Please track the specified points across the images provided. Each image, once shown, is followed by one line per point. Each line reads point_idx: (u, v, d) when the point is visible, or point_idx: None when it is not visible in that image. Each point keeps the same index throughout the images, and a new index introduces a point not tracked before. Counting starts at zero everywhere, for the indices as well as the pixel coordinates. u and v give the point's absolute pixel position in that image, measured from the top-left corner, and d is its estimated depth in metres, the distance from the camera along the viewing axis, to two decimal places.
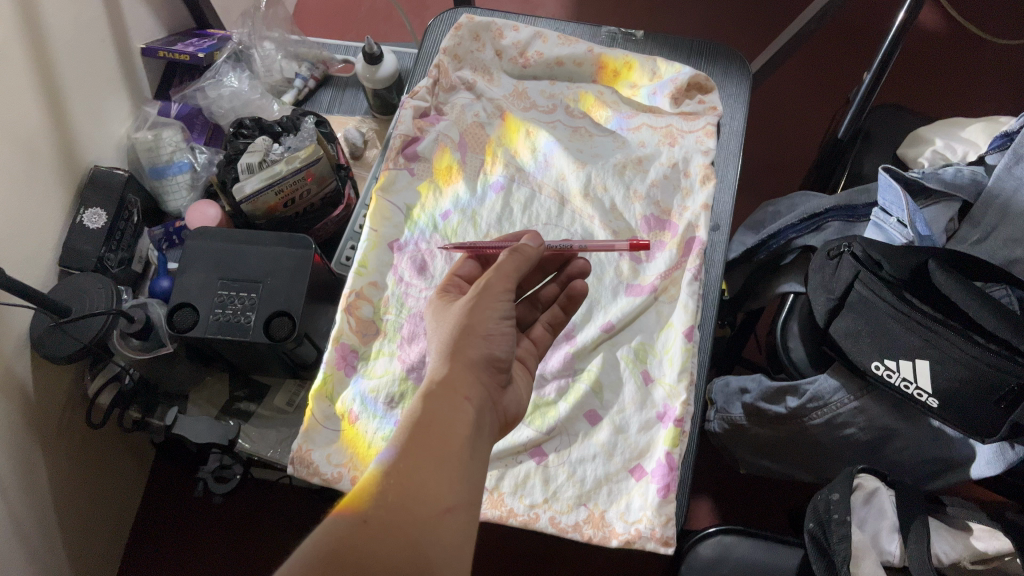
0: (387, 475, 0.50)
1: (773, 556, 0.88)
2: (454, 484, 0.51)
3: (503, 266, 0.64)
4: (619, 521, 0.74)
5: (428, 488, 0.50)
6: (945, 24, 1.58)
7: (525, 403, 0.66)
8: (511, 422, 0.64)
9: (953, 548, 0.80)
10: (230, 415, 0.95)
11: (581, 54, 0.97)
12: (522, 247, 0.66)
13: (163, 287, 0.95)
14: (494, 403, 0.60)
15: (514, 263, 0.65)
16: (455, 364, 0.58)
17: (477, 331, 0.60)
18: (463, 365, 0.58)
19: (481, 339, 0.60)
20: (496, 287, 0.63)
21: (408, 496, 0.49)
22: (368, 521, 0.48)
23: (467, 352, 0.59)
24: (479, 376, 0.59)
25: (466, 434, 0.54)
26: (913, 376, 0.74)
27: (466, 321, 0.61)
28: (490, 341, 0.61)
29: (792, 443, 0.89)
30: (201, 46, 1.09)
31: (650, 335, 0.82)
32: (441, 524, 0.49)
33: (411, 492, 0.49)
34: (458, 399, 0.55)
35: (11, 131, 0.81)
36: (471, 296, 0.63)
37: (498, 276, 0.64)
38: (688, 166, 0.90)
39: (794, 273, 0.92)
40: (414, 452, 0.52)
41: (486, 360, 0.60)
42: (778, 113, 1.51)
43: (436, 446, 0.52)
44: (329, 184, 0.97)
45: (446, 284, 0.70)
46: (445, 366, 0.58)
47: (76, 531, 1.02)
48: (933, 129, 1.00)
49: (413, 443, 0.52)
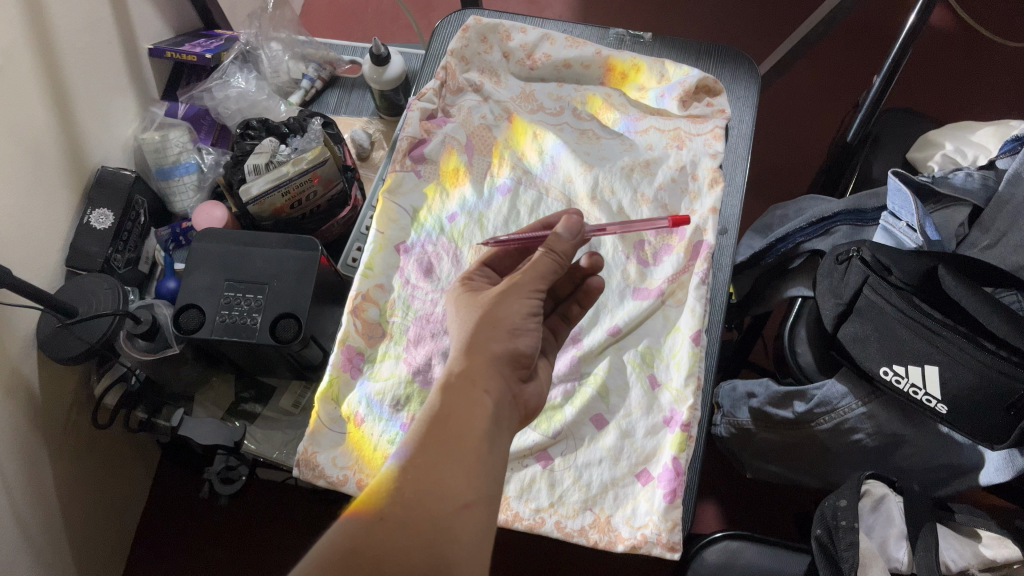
0: (405, 471, 0.50)
1: (779, 562, 0.87)
2: (471, 479, 0.51)
3: (537, 266, 0.63)
4: (625, 526, 0.73)
5: (446, 483, 0.50)
6: (956, 26, 1.57)
7: (547, 395, 0.66)
8: (532, 414, 0.64)
9: (961, 555, 0.79)
10: (236, 417, 0.96)
11: (589, 56, 0.97)
12: (556, 246, 0.64)
13: (169, 289, 0.96)
14: (513, 395, 0.60)
15: (550, 264, 0.63)
16: (472, 358, 0.57)
17: (501, 324, 0.60)
18: (483, 359, 0.57)
19: (505, 334, 0.60)
20: (524, 283, 0.62)
21: (424, 493, 0.49)
22: (384, 518, 0.48)
23: (489, 346, 0.58)
24: (500, 369, 0.58)
25: (483, 428, 0.53)
26: (922, 382, 0.73)
27: (491, 312, 0.60)
28: (515, 338, 0.60)
29: (800, 448, 0.89)
30: (208, 47, 1.09)
31: (657, 339, 0.81)
32: (457, 520, 0.49)
33: (426, 489, 0.49)
34: (476, 393, 0.55)
35: (18, 132, 0.81)
36: (502, 287, 0.62)
37: (531, 276, 0.62)
38: (695, 170, 0.89)
39: (801, 277, 0.92)
40: (430, 448, 0.52)
41: (509, 355, 0.59)
42: (786, 115, 1.51)
43: (452, 441, 0.52)
44: (335, 186, 0.96)
45: (472, 272, 0.69)
46: (463, 361, 0.57)
47: (82, 531, 1.02)
48: (944, 132, 0.99)
49: (429, 438, 0.52)
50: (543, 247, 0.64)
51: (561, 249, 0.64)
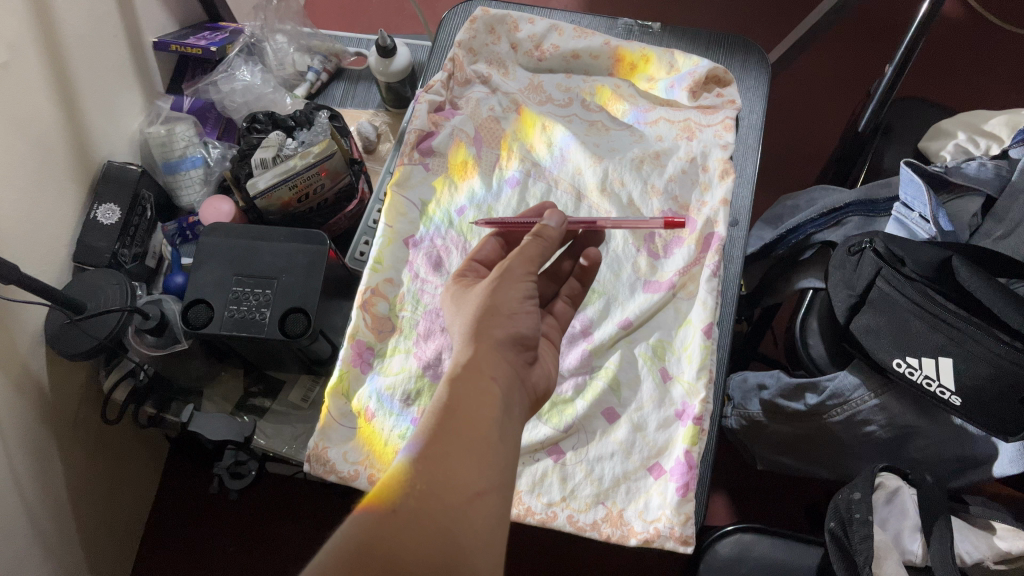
0: (417, 461, 0.50)
1: (792, 555, 0.87)
2: (483, 468, 0.50)
3: (525, 250, 0.64)
4: (638, 520, 0.73)
5: (457, 473, 0.49)
6: (967, 14, 1.55)
7: (554, 377, 0.66)
8: (542, 397, 0.64)
9: (975, 547, 0.79)
10: (245, 411, 0.96)
11: (598, 47, 0.96)
12: (544, 232, 0.66)
13: (177, 284, 0.95)
14: (522, 377, 0.59)
15: (536, 248, 0.65)
16: (478, 345, 0.57)
17: (501, 311, 0.60)
18: (486, 347, 0.57)
19: (505, 319, 0.60)
20: (517, 270, 0.63)
21: (436, 483, 0.49)
22: (396, 510, 0.47)
23: (491, 332, 0.58)
24: (504, 355, 0.58)
25: (493, 416, 0.53)
26: (936, 374, 0.73)
27: (489, 300, 0.60)
28: (515, 320, 0.60)
29: (813, 441, 0.89)
30: (213, 40, 1.08)
31: (669, 332, 0.81)
32: (471, 510, 0.48)
33: (437, 479, 0.49)
34: (483, 380, 0.55)
35: (24, 127, 0.81)
36: (493, 277, 0.62)
37: (519, 261, 0.64)
38: (706, 161, 0.88)
39: (812, 268, 0.90)
40: (441, 437, 0.51)
41: (511, 338, 0.59)
42: (795, 106, 1.50)
43: (462, 430, 0.51)
44: (343, 179, 0.96)
45: (463, 269, 0.69)
46: (469, 349, 0.57)
47: (94, 526, 1.03)
48: (956, 121, 0.98)
49: (439, 430, 0.52)
50: (530, 233, 0.66)
51: (548, 234, 0.67)
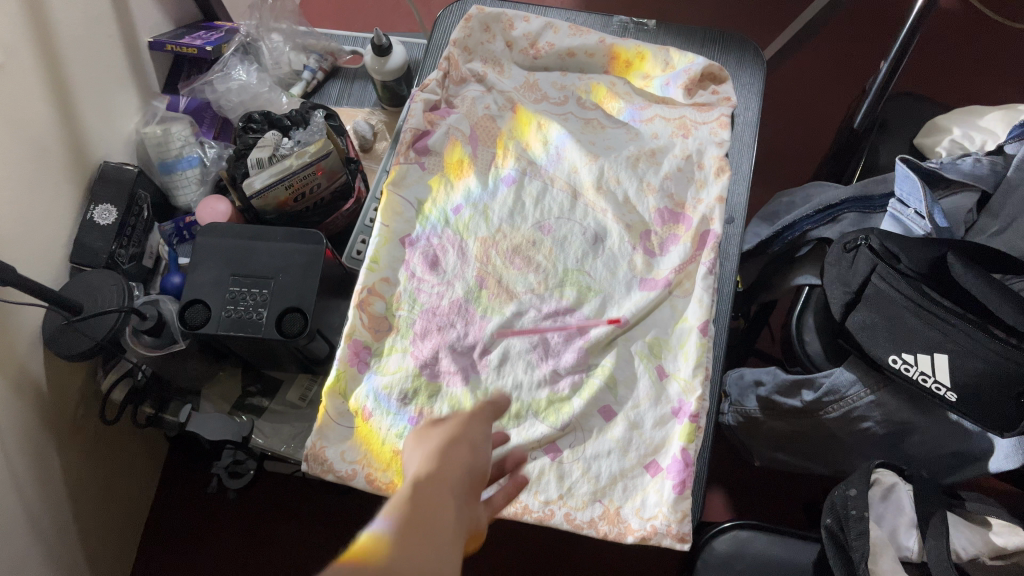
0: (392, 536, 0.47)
1: (789, 551, 0.87)
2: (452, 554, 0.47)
3: (479, 413, 0.59)
4: (635, 518, 0.73)
5: (426, 554, 0.46)
6: (963, 8, 1.55)
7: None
8: None
9: (971, 543, 0.79)
10: (243, 411, 0.97)
11: (593, 45, 0.96)
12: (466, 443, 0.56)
13: (174, 284, 0.95)
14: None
15: (485, 418, 0.60)
16: (450, 436, 0.56)
17: (466, 423, 0.57)
18: (458, 440, 0.56)
19: (471, 442, 0.56)
20: (473, 431, 0.58)
21: (409, 559, 0.45)
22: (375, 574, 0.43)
23: (463, 432, 0.57)
24: (473, 446, 0.56)
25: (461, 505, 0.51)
26: (931, 370, 0.72)
27: (457, 419, 0.58)
28: (483, 441, 0.57)
29: (809, 437, 0.89)
30: (209, 39, 1.08)
31: (665, 330, 0.81)
32: None
33: (410, 555, 0.45)
34: (452, 468, 0.53)
35: (19, 128, 0.81)
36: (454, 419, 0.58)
37: (478, 416, 0.59)
38: (702, 158, 0.88)
39: (807, 265, 0.91)
40: (414, 516, 0.48)
41: (477, 449, 0.57)
42: (791, 101, 1.50)
43: (434, 509, 0.49)
44: (339, 178, 0.96)
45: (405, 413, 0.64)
46: (435, 446, 0.56)
47: (93, 526, 1.03)
48: (951, 117, 0.98)
49: (411, 509, 0.49)
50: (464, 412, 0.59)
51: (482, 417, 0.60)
